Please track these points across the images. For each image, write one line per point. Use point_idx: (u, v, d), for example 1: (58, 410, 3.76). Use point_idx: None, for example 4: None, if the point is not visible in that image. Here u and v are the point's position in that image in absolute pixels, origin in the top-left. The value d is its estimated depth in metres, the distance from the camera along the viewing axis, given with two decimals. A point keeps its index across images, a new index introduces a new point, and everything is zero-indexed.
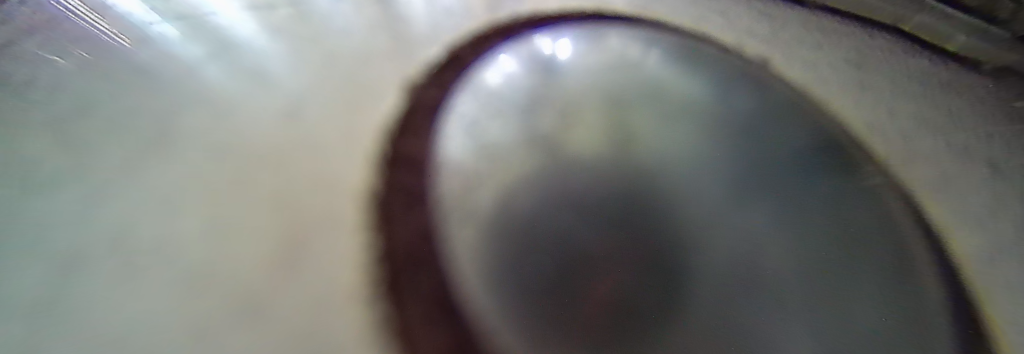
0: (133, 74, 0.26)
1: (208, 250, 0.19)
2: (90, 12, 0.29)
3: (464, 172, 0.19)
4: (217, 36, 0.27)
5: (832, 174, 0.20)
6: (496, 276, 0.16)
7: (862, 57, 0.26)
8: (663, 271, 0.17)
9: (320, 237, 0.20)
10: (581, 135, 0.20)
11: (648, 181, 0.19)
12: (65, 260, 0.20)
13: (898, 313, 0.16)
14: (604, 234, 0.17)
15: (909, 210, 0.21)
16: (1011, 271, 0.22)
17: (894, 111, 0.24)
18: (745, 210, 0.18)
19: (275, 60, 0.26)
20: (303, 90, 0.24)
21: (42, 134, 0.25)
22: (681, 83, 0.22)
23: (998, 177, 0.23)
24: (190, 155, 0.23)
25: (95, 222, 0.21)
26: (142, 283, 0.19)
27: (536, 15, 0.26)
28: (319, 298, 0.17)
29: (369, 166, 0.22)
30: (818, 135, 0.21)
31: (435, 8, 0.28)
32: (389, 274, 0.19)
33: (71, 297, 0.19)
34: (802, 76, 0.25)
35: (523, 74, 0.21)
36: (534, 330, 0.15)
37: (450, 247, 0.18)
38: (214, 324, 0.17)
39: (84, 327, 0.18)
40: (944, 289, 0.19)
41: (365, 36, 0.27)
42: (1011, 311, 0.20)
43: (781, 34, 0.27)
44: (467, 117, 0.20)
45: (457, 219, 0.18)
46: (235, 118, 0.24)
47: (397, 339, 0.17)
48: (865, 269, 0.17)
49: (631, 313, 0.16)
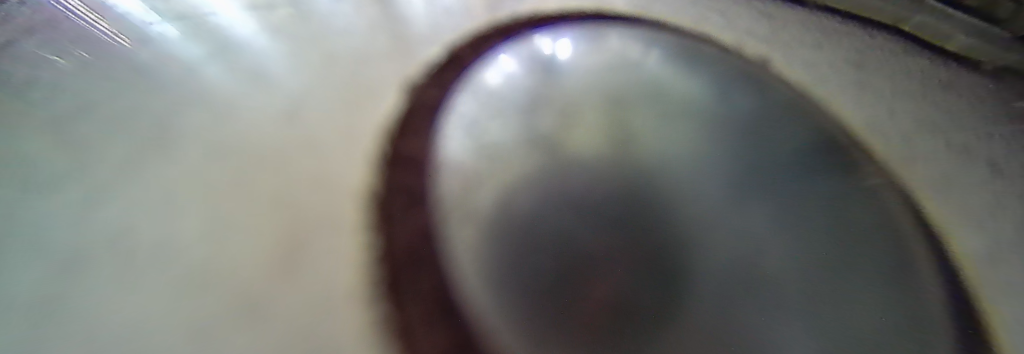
0: (135, 75, 0.26)
1: (207, 250, 0.19)
2: (90, 12, 0.29)
3: (464, 171, 0.18)
4: (217, 36, 0.27)
5: (833, 174, 0.20)
6: (496, 278, 0.16)
7: (861, 58, 0.26)
8: (663, 270, 0.17)
9: (320, 239, 0.19)
10: (582, 135, 0.20)
11: (647, 182, 0.19)
12: (63, 259, 0.20)
13: (891, 315, 0.16)
14: (604, 235, 0.17)
15: (910, 210, 0.21)
16: (1012, 274, 0.22)
17: (894, 110, 0.25)
18: (747, 209, 0.18)
19: (275, 60, 0.26)
20: (303, 89, 0.25)
21: (40, 134, 0.24)
22: (681, 82, 0.22)
23: (999, 177, 0.23)
24: (190, 154, 0.23)
25: (95, 222, 0.21)
26: (139, 283, 0.18)
27: (535, 15, 0.27)
28: (319, 297, 0.17)
29: (370, 167, 0.22)
30: (813, 135, 0.21)
31: (435, 9, 0.28)
32: (389, 273, 0.18)
33: (69, 296, 0.18)
34: (800, 77, 0.25)
35: (523, 74, 0.21)
36: (535, 331, 0.15)
37: (450, 247, 0.17)
38: (213, 324, 0.17)
39: (80, 328, 0.17)
40: (945, 290, 0.19)
41: (365, 37, 0.27)
42: (1007, 310, 0.20)
43: (780, 35, 0.28)
44: (467, 117, 0.20)
45: (458, 219, 0.17)
46: (237, 119, 0.24)
47: (398, 338, 0.16)
48: (861, 269, 0.17)
49: (631, 309, 0.16)
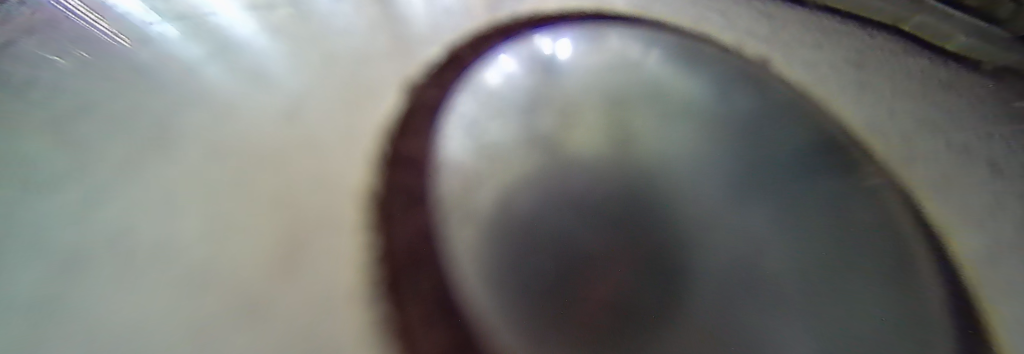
0: (135, 75, 0.26)
1: (207, 250, 0.19)
2: (90, 12, 0.29)
3: (464, 171, 0.18)
4: (217, 35, 0.27)
5: (833, 173, 0.20)
6: (496, 278, 0.16)
7: (861, 58, 0.26)
8: (661, 271, 0.17)
9: (320, 239, 0.19)
10: (582, 135, 0.20)
11: (648, 181, 0.19)
12: (64, 258, 0.20)
13: (892, 315, 0.16)
14: (604, 236, 0.17)
15: (911, 210, 0.21)
16: (1013, 274, 0.21)
17: (894, 111, 0.25)
18: (747, 210, 0.18)
19: (275, 60, 0.26)
20: (303, 89, 0.25)
21: (40, 134, 0.24)
22: (681, 83, 0.22)
23: (999, 177, 0.23)
24: (190, 155, 0.23)
25: (96, 223, 0.21)
26: (139, 284, 0.18)
27: (536, 15, 0.26)
28: (319, 298, 0.17)
29: (370, 168, 0.22)
30: (814, 134, 0.21)
31: (435, 8, 0.28)
32: (388, 274, 0.18)
33: (69, 297, 0.18)
34: (800, 77, 0.25)
35: (523, 73, 0.21)
36: (534, 333, 0.15)
37: (450, 247, 0.17)
38: (213, 324, 0.17)
39: (79, 328, 0.17)
40: (946, 290, 0.19)
41: (365, 37, 0.27)
42: (1005, 310, 0.20)
43: (780, 35, 0.28)
44: (467, 117, 0.20)
45: (458, 219, 0.17)
46: (238, 119, 0.24)
47: (398, 336, 0.16)
48: (863, 269, 0.17)
49: (630, 309, 0.16)
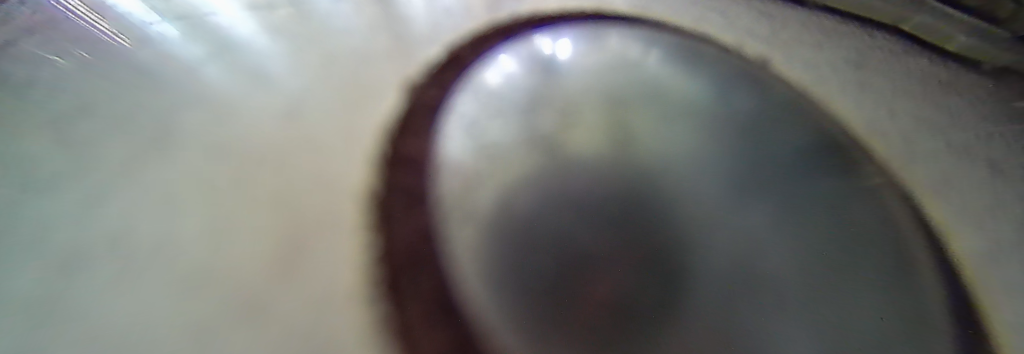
0: (135, 74, 0.26)
1: (207, 250, 0.19)
2: (90, 13, 0.29)
3: (464, 171, 0.19)
4: (217, 35, 0.27)
5: (833, 173, 0.20)
6: (496, 278, 0.16)
7: (859, 59, 0.26)
8: (659, 270, 0.17)
9: (320, 239, 0.20)
10: (582, 135, 0.20)
11: (648, 182, 0.19)
12: (64, 258, 0.20)
13: (891, 314, 0.16)
14: (603, 236, 0.17)
15: (910, 210, 0.21)
16: (1011, 273, 0.22)
17: (895, 110, 0.25)
18: (747, 210, 0.18)
19: (275, 60, 0.26)
20: (303, 89, 0.25)
21: (41, 134, 0.24)
22: (681, 82, 0.22)
23: (999, 176, 0.23)
24: (191, 155, 0.23)
25: (96, 223, 0.21)
26: (139, 284, 0.18)
27: (536, 15, 0.27)
28: (318, 297, 0.17)
29: (370, 168, 0.22)
30: (814, 134, 0.21)
31: (435, 8, 0.28)
32: (388, 275, 0.18)
33: (68, 297, 0.18)
34: (800, 77, 0.25)
35: (523, 74, 0.21)
36: (534, 332, 0.15)
37: (450, 247, 0.17)
38: (211, 323, 0.17)
39: (76, 328, 0.17)
40: (946, 290, 0.19)
41: (365, 36, 0.28)
42: (1006, 310, 0.20)
43: (779, 35, 0.28)
44: (467, 117, 0.20)
45: (458, 219, 0.17)
46: (238, 119, 0.24)
47: (398, 339, 0.16)
48: (863, 269, 0.17)
49: (630, 308, 0.16)
